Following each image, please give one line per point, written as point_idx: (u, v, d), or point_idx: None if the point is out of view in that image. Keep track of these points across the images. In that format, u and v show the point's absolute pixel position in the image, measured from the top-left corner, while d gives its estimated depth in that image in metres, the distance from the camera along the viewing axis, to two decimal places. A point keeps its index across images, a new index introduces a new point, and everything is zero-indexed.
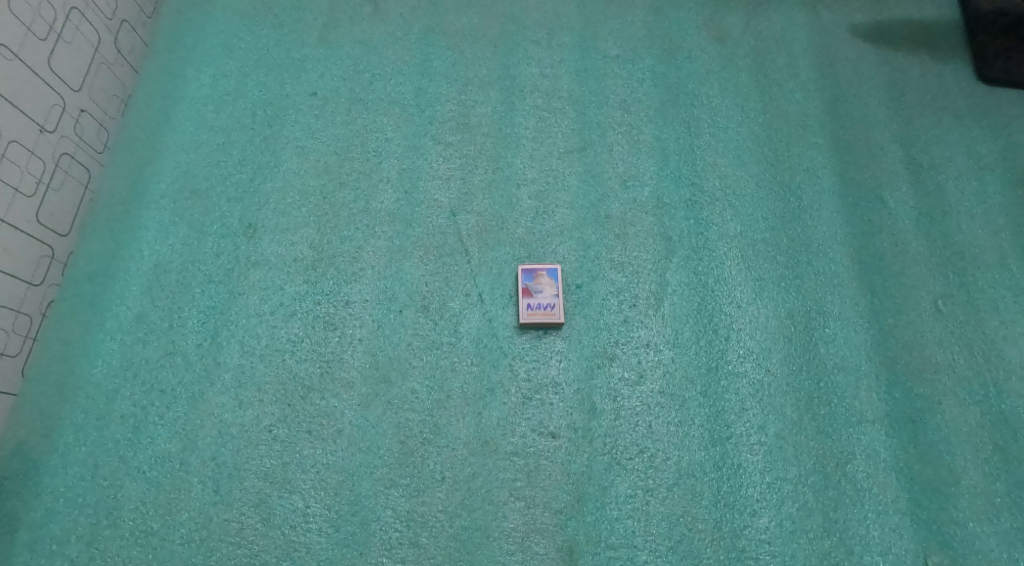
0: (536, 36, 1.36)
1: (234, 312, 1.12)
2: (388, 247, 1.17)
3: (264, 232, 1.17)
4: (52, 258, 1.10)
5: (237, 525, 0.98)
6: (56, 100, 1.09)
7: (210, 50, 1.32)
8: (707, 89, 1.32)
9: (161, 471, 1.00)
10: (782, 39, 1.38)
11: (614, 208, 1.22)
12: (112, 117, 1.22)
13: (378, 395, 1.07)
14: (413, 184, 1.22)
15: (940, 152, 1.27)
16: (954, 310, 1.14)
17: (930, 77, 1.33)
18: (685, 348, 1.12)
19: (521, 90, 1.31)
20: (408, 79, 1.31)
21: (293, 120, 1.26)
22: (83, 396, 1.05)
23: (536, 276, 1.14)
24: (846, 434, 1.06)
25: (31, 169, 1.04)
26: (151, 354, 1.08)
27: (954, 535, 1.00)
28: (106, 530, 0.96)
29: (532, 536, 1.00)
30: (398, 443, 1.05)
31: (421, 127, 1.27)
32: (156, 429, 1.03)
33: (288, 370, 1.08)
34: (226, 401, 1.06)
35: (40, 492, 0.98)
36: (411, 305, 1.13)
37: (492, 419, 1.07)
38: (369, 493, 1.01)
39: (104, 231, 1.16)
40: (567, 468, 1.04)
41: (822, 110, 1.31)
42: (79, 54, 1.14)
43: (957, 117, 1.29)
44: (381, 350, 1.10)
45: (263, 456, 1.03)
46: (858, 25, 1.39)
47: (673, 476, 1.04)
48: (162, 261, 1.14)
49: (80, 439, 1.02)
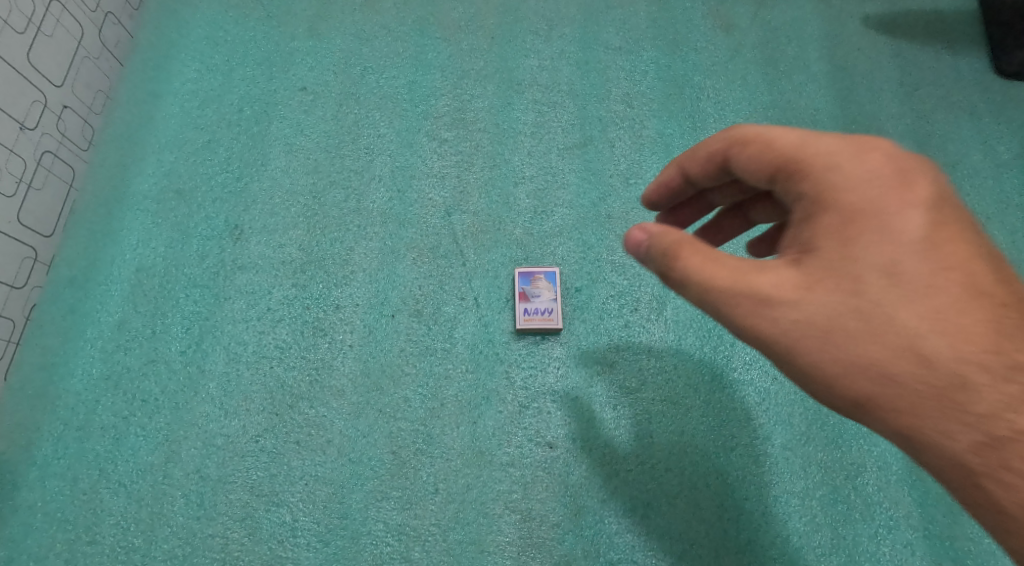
0: (536, 26, 1.31)
1: (219, 317, 1.08)
2: (380, 249, 1.13)
3: (252, 234, 1.13)
4: (34, 260, 1.06)
5: (222, 541, 0.95)
6: (38, 96, 1.04)
7: (196, 43, 1.27)
8: (713, 82, 1.27)
9: (143, 484, 0.98)
10: (792, 29, 1.32)
11: (615, 207, 1.17)
12: (96, 113, 1.17)
13: (369, 403, 1.03)
14: (405, 182, 1.18)
15: (956, 149, 1.21)
16: None
17: (947, 70, 1.27)
18: (688, 355, 1.07)
19: (519, 83, 1.26)
20: (402, 73, 1.26)
21: (281, 116, 1.21)
22: (62, 406, 1.01)
23: (534, 280, 1.09)
24: (856, 445, 1.02)
25: (10, 169, 1.00)
26: (133, 362, 1.04)
27: (967, 552, 0.96)
28: (86, 546, 0.94)
29: (527, 551, 0.96)
30: (390, 453, 1.01)
31: (415, 123, 1.22)
32: (138, 441, 1.00)
33: (275, 378, 1.04)
34: (212, 410, 1.02)
35: (18, 506, 0.96)
36: (404, 310, 1.09)
37: (487, 429, 1.03)
38: (359, 505, 0.98)
39: (87, 232, 1.12)
40: (563, 480, 1.00)
41: (833, 104, 1.25)
42: (60, 48, 1.08)
43: (974, 112, 1.24)
44: (371, 356, 1.06)
45: (250, 468, 0.99)
46: (873, 13, 1.33)
47: (676, 488, 1.00)
48: (145, 265, 1.10)
49: (59, 451, 0.99)
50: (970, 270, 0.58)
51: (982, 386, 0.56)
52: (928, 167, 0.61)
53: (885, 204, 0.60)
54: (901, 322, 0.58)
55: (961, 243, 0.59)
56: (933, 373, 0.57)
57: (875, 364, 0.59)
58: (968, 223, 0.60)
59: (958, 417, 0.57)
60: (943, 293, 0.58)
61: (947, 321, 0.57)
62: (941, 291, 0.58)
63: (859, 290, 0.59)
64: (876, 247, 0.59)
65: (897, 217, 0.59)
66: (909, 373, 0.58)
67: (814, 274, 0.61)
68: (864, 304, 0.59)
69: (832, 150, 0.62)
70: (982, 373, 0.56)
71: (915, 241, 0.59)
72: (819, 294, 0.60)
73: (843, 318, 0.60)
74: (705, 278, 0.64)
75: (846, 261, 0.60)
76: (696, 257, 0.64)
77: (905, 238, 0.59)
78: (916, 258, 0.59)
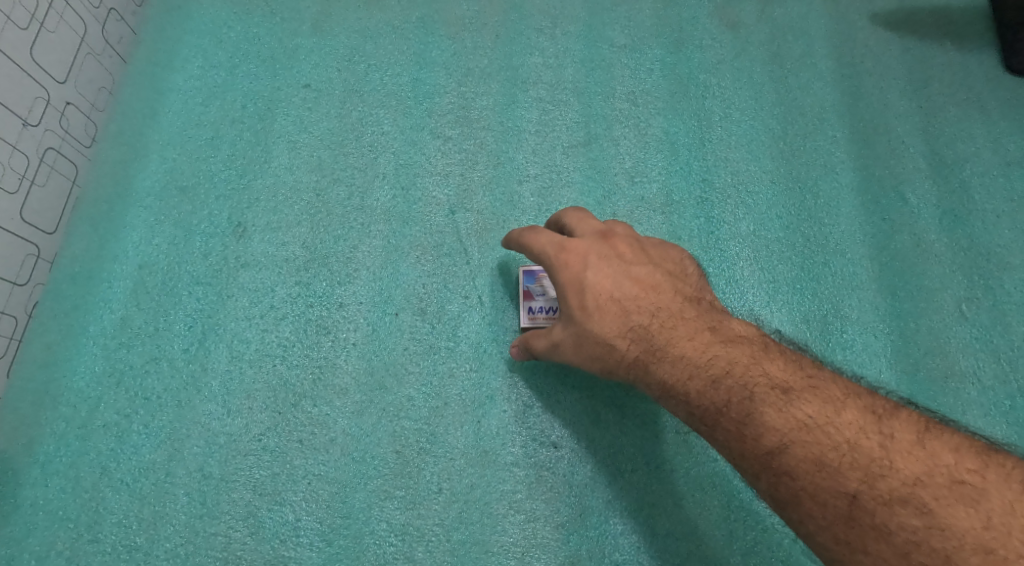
0: (540, 24, 1.29)
1: (222, 315, 1.07)
2: (383, 247, 1.12)
3: (255, 231, 1.12)
4: (37, 257, 1.05)
5: (224, 540, 0.95)
6: (40, 92, 1.03)
7: (198, 39, 1.25)
8: (719, 80, 1.26)
9: (145, 482, 0.97)
10: (799, 26, 1.31)
11: (620, 206, 1.16)
12: (100, 109, 1.16)
13: (372, 402, 1.03)
14: (409, 180, 1.17)
15: (965, 147, 1.20)
16: (979, 314, 1.09)
17: (956, 67, 1.26)
18: None
19: (523, 81, 1.25)
20: (405, 70, 1.24)
21: (284, 113, 1.21)
22: (64, 404, 1.01)
23: (539, 277, 1.06)
24: None
25: (12, 166, 0.99)
26: (136, 360, 1.04)
27: None
28: (88, 544, 0.94)
29: (532, 551, 0.96)
30: (393, 453, 1.00)
31: (419, 120, 1.21)
32: (141, 439, 1.00)
33: (279, 376, 1.04)
34: (215, 409, 1.02)
35: (19, 504, 0.95)
36: (408, 308, 1.08)
37: (491, 428, 1.02)
38: (362, 504, 0.97)
39: (90, 229, 1.11)
40: (568, 480, 1.00)
41: (840, 102, 1.25)
42: (63, 44, 1.07)
43: (983, 109, 1.23)
44: (375, 355, 1.06)
45: (252, 466, 0.99)
46: (881, 10, 1.32)
47: (682, 487, 1.00)
48: (148, 262, 1.10)
49: (60, 449, 0.98)
50: (620, 281, 0.91)
51: (642, 350, 0.88)
52: (587, 228, 0.97)
53: (564, 258, 0.93)
54: (587, 325, 0.91)
55: (618, 264, 0.93)
56: (613, 350, 0.90)
57: (592, 355, 0.92)
58: (625, 254, 0.94)
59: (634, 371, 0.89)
60: (604, 297, 0.91)
61: (605, 315, 0.90)
62: (604, 299, 0.91)
63: (574, 322, 0.92)
64: (569, 289, 0.92)
65: (575, 269, 0.92)
66: (612, 359, 0.90)
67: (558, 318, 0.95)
68: (573, 325, 0.92)
69: (539, 237, 0.96)
70: (633, 342, 0.89)
71: (581, 273, 0.92)
72: (563, 329, 0.94)
73: (573, 340, 0.92)
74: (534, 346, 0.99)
75: (566, 309, 0.93)
76: (533, 333, 1.00)
77: (581, 278, 0.92)
78: (591, 291, 0.91)
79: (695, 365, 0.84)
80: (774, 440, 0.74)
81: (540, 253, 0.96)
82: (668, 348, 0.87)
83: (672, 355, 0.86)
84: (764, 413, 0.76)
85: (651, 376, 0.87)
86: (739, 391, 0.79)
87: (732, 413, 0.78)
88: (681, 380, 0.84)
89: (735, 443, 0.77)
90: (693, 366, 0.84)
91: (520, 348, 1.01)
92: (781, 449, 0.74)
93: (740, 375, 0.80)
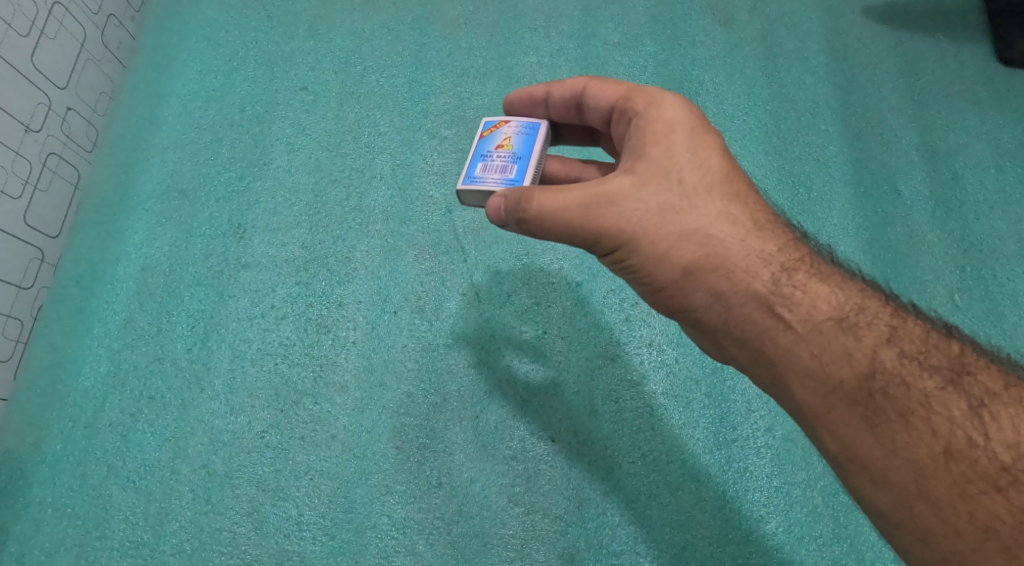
0: (534, 23, 1.31)
1: (224, 315, 1.09)
2: (381, 246, 1.14)
3: (255, 232, 1.14)
4: (41, 261, 1.07)
5: (229, 535, 0.97)
6: (42, 98, 1.05)
7: (197, 44, 1.27)
8: (712, 77, 1.27)
9: (151, 480, 0.99)
10: (791, 22, 1.32)
11: None
12: (100, 115, 1.17)
13: (372, 398, 1.05)
14: (406, 180, 1.18)
15: (957, 139, 1.22)
16: (972, 305, 1.10)
17: (949, 60, 1.27)
18: (690, 347, 1.09)
19: (518, 80, 1.26)
20: (401, 71, 1.26)
21: (282, 115, 1.22)
22: (71, 404, 1.03)
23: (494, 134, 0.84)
24: None
25: (16, 171, 1.01)
26: (140, 360, 1.06)
27: None
28: (96, 541, 0.96)
29: (531, 543, 0.98)
30: (394, 448, 1.02)
31: (415, 121, 1.23)
32: (146, 437, 1.02)
33: (279, 374, 1.06)
34: (218, 407, 1.04)
35: (28, 502, 0.97)
36: (407, 306, 1.10)
37: (490, 423, 1.03)
38: (363, 499, 0.99)
39: (93, 232, 1.13)
40: (567, 473, 1.01)
41: (833, 97, 1.26)
42: (64, 51, 1.09)
43: (976, 102, 1.24)
44: (374, 352, 1.07)
45: (255, 463, 1.01)
46: (873, 4, 1.33)
47: (678, 479, 1.02)
48: (150, 264, 1.12)
49: (68, 448, 1.00)
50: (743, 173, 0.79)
51: (776, 256, 0.73)
52: None
53: (701, 130, 0.77)
54: (706, 201, 0.74)
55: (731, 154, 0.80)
56: (734, 245, 0.73)
57: (697, 244, 0.73)
58: None
59: (770, 278, 0.72)
60: (735, 183, 0.76)
61: (733, 198, 0.75)
62: (733, 181, 0.76)
63: (684, 188, 0.74)
64: (688, 147, 0.75)
65: (701, 130, 0.77)
66: (724, 250, 0.73)
67: (651, 179, 0.74)
68: (681, 193, 0.73)
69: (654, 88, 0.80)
70: (767, 243, 0.74)
71: (708, 137, 0.77)
72: (649, 191, 0.73)
73: (675, 211, 0.73)
74: (567, 204, 0.72)
75: (676, 169, 0.74)
76: (548, 192, 0.73)
77: (708, 142, 0.76)
78: (719, 162, 0.76)
79: (868, 300, 0.72)
80: (1009, 408, 0.65)
81: (652, 96, 0.79)
82: (820, 271, 0.74)
83: (830, 280, 0.73)
84: (980, 378, 0.67)
85: (800, 293, 0.72)
86: (942, 347, 0.69)
87: (936, 366, 0.68)
88: (858, 311, 0.71)
89: (947, 402, 0.66)
90: (863, 299, 0.72)
91: (513, 198, 0.73)
92: (1015, 418, 0.64)
93: (930, 333, 0.71)
